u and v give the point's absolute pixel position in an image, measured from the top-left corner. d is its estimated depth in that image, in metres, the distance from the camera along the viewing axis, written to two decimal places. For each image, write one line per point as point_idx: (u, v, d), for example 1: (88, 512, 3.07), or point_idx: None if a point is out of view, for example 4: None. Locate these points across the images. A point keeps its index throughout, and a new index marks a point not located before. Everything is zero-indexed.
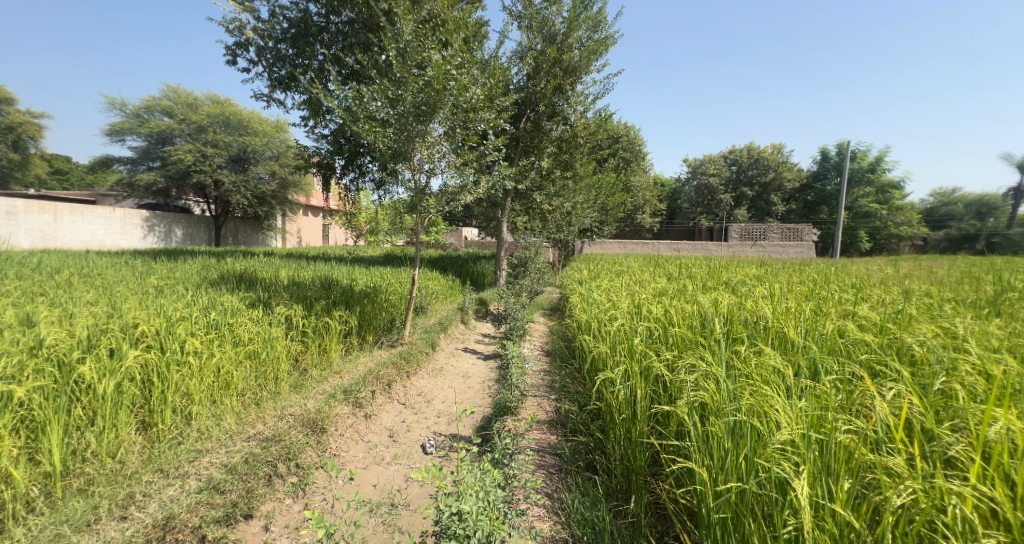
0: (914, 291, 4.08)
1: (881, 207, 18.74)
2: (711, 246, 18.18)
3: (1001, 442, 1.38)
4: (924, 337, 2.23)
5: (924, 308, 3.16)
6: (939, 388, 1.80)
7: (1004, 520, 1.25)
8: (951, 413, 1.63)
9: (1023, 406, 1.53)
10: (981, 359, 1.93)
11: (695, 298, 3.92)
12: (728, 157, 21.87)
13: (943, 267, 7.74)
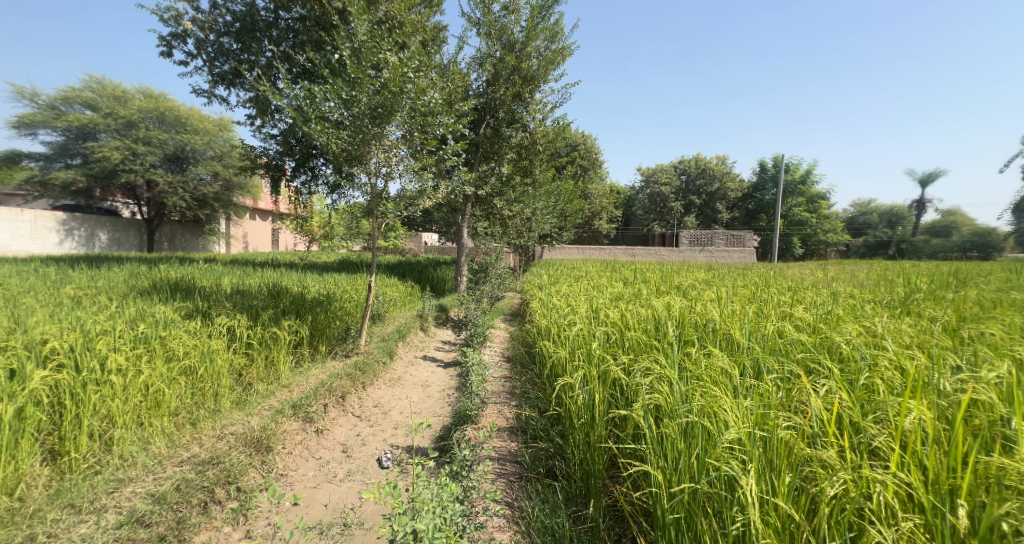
0: (842, 293, 4.43)
1: (812, 216, 20.30)
2: (664, 251, 18.93)
3: (915, 431, 1.52)
4: (850, 336, 2.43)
5: (851, 309, 3.44)
6: (863, 383, 1.96)
7: (920, 504, 1.36)
8: (874, 407, 1.77)
9: (932, 398, 1.69)
10: (897, 355, 2.13)
11: (649, 302, 4.06)
12: (678, 167, 22.93)
13: (862, 270, 8.55)
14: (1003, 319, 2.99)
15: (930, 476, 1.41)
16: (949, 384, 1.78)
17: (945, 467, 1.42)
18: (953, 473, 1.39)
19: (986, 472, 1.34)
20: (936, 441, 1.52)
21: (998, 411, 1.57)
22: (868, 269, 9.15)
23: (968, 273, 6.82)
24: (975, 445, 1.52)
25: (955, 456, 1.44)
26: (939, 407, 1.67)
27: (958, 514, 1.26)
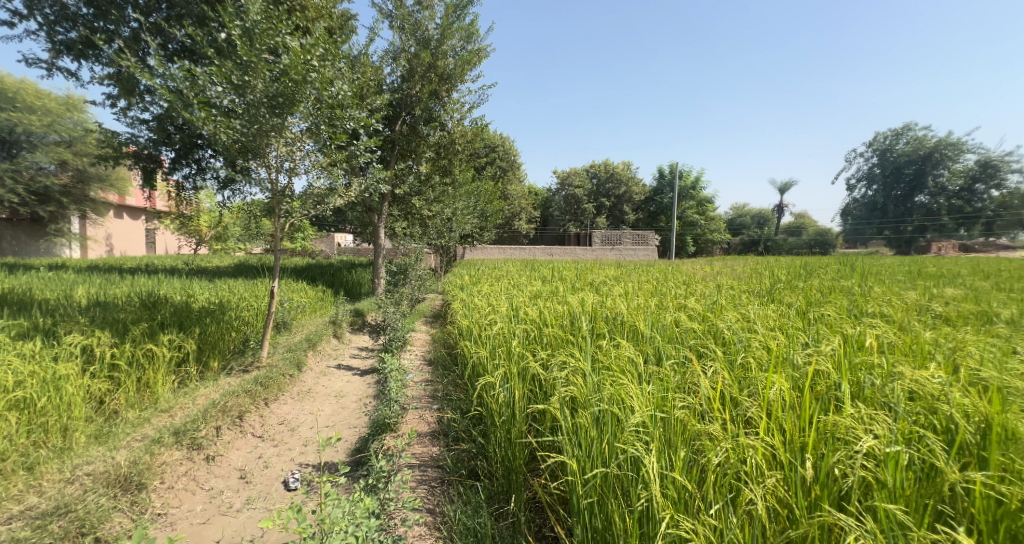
0: (725, 285, 5.04)
1: (702, 217, 22.73)
2: (579, 251, 19.90)
3: (777, 400, 1.78)
4: (732, 323, 2.76)
5: (732, 298, 3.92)
6: (741, 362, 2.25)
7: (780, 461, 1.60)
8: (749, 383, 2.04)
9: (789, 372, 2.00)
10: (766, 336, 2.47)
11: (565, 298, 4.23)
12: (590, 170, 24.24)
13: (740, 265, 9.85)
14: (839, 303, 3.64)
15: (788, 438, 1.67)
16: (801, 358, 2.12)
17: (799, 429, 1.69)
18: (804, 433, 1.66)
19: (827, 430, 1.62)
20: (792, 408, 1.80)
21: (834, 379, 1.91)
22: (744, 264, 10.59)
23: (814, 264, 8.20)
24: (819, 409, 1.83)
25: (806, 419, 1.71)
26: (795, 378, 1.99)
27: (807, 468, 1.51)
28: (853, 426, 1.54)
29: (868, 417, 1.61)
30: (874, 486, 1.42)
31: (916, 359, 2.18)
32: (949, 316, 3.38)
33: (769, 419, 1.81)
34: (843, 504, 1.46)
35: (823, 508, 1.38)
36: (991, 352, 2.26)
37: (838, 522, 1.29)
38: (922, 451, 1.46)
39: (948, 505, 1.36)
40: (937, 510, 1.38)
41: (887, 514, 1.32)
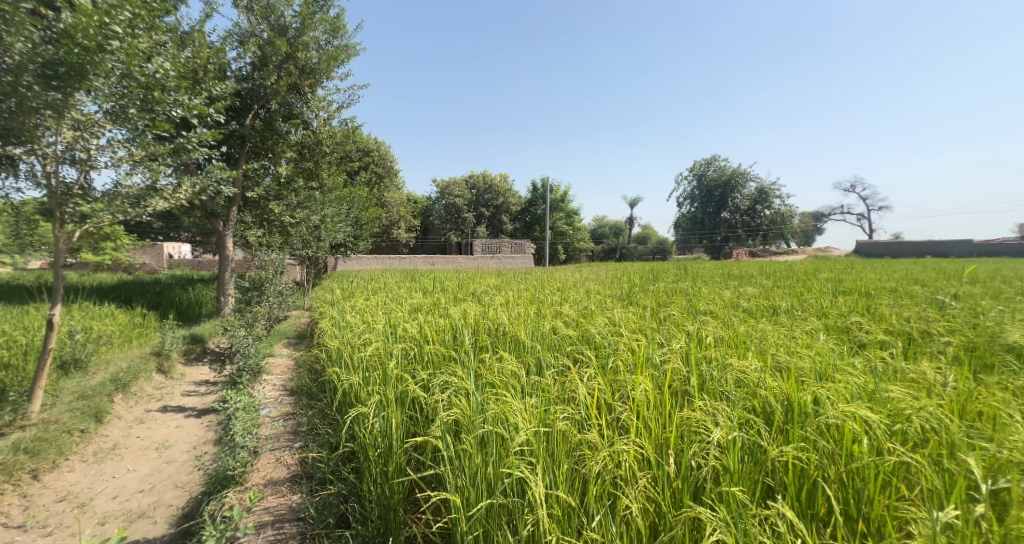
0: (594, 290, 5.44)
1: (572, 228, 24.68)
2: (460, 259, 19.89)
3: (644, 402, 1.88)
4: (603, 329, 2.91)
5: (601, 303, 4.21)
6: (612, 366, 2.34)
7: (647, 460, 1.64)
8: (620, 386, 2.13)
9: (653, 373, 2.15)
10: (631, 339, 2.65)
11: (446, 311, 4.06)
12: (470, 180, 24.53)
13: (604, 271, 10.90)
14: (680, 303, 4.16)
15: (653, 437, 1.74)
16: (658, 358, 2.30)
17: (661, 426, 1.79)
18: (666, 430, 1.76)
19: (682, 424, 1.73)
20: (656, 407, 1.91)
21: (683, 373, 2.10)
22: (605, 270, 11.79)
23: (659, 269, 9.47)
24: (675, 404, 1.97)
25: (668, 417, 1.82)
26: (656, 378, 2.14)
27: (671, 464, 1.58)
28: (702, 419, 1.66)
29: (712, 408, 1.78)
30: (721, 473, 1.51)
31: (738, 350, 2.54)
32: (754, 310, 4.12)
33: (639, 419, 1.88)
34: (699, 495, 1.54)
35: (687, 503, 1.44)
36: (784, 339, 2.76)
37: (698, 515, 1.32)
38: (751, 434, 1.62)
39: (771, 479, 1.50)
40: (764, 486, 1.51)
41: (731, 497, 1.41)
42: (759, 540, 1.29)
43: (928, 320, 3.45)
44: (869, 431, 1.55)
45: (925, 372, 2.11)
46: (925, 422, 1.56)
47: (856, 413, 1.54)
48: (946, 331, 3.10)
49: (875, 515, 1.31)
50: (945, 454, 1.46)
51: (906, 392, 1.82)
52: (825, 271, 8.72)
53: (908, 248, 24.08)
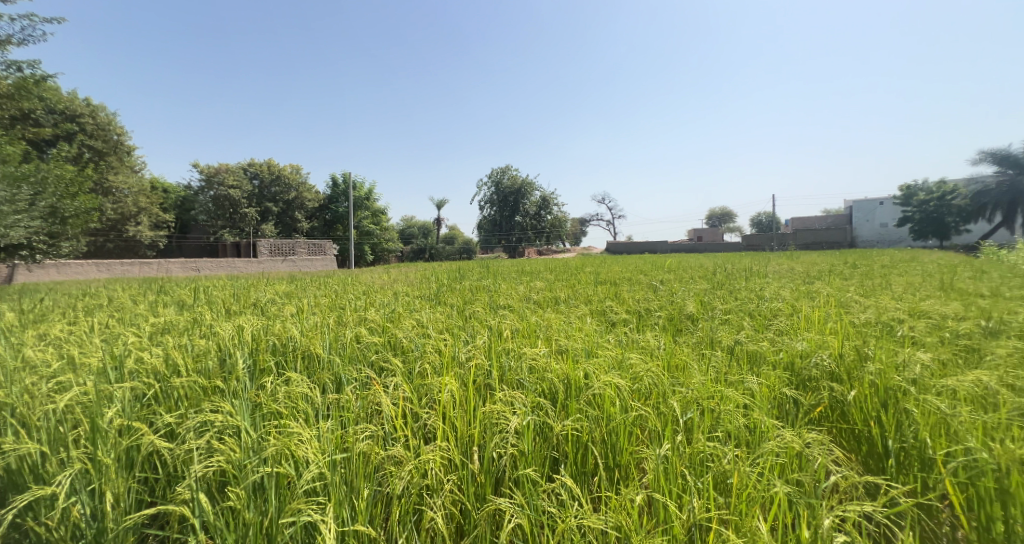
0: (400, 292, 5.25)
1: (377, 227, 23.38)
2: (237, 262, 16.45)
3: (448, 402, 1.77)
4: (410, 332, 2.71)
5: (407, 305, 4.08)
6: (418, 371, 2.15)
7: (451, 462, 1.55)
8: (427, 388, 1.96)
9: (459, 374, 2.09)
10: (438, 341, 2.57)
11: (212, 328, 3.21)
12: (248, 169, 20.82)
13: (410, 272, 10.80)
14: (482, 300, 4.38)
15: (458, 437, 1.66)
16: (464, 356, 2.28)
17: (465, 424, 1.72)
18: (469, 426, 1.70)
19: (485, 418, 1.71)
20: (461, 405, 1.84)
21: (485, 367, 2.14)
22: (410, 270, 11.70)
23: (463, 268, 9.94)
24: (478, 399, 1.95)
25: (472, 412, 1.77)
26: (461, 376, 2.10)
27: (475, 459, 1.54)
28: (502, 409, 1.68)
29: (510, 397, 1.83)
30: (518, 458, 1.53)
31: (530, 338, 2.80)
32: (542, 301, 4.68)
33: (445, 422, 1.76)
34: (499, 486, 1.52)
35: (489, 495, 1.41)
36: (563, 325, 3.19)
37: (498, 505, 1.31)
38: (541, 416, 1.71)
39: (556, 452, 1.62)
40: (551, 459, 1.61)
41: (526, 479, 1.44)
42: (546, 511, 1.34)
43: (650, 300, 4.56)
44: (620, 395, 1.86)
45: (649, 339, 2.74)
46: (649, 379, 2.00)
47: (613, 382, 1.85)
48: (658, 307, 4.14)
49: (626, 461, 1.55)
50: (662, 400, 1.88)
51: (640, 358, 2.29)
52: (590, 265, 10.82)
53: (637, 248, 32.08)
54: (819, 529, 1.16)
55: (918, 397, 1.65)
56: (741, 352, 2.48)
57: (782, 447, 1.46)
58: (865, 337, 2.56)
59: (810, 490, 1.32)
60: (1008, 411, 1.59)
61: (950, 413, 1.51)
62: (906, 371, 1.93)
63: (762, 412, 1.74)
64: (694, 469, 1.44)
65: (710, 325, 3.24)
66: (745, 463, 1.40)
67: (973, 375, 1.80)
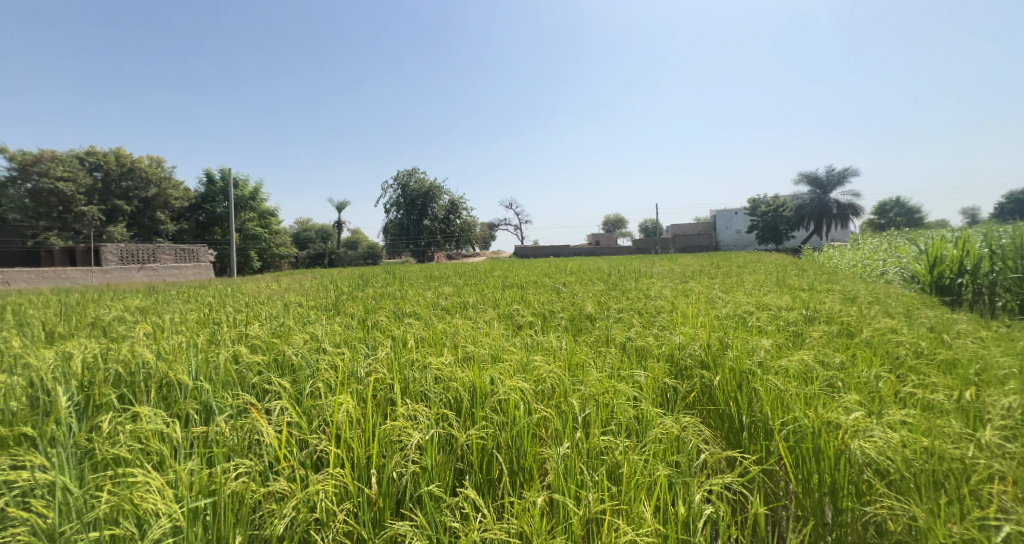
0: (291, 302, 4.73)
1: (265, 231, 20.73)
2: (71, 271, 13.36)
3: (344, 423, 1.56)
4: (301, 347, 2.33)
5: (299, 317, 3.69)
6: (309, 391, 1.82)
7: (344, 490, 1.37)
8: (318, 410, 1.66)
9: (356, 389, 1.84)
10: (334, 353, 2.28)
11: (28, 358, 2.53)
12: (87, 159, 17.41)
13: (304, 279, 9.86)
14: (387, 308, 4.16)
15: (352, 461, 1.47)
16: (363, 370, 2.01)
17: (363, 446, 1.51)
18: (367, 449, 1.50)
19: (383, 436, 1.54)
20: (359, 426, 1.61)
21: (387, 379, 1.95)
22: (306, 278, 10.74)
23: (365, 275, 9.41)
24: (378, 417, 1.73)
25: (370, 431, 1.57)
26: (358, 391, 1.85)
27: (372, 484, 1.38)
28: (404, 425, 1.54)
29: (413, 411, 1.69)
30: (419, 476, 1.44)
31: (436, 347, 2.72)
32: (450, 307, 4.61)
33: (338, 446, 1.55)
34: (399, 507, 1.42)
35: (388, 519, 1.30)
36: (471, 331, 3.17)
37: (397, 530, 1.22)
38: (445, 427, 1.63)
39: (461, 463, 1.57)
40: (456, 470, 1.56)
41: (427, 497, 1.37)
42: (449, 527, 1.30)
43: (554, 302, 4.76)
44: (524, 398, 1.89)
45: (552, 341, 2.85)
46: (552, 380, 2.07)
47: (517, 386, 1.87)
48: (561, 309, 4.34)
49: (529, 464, 1.56)
50: (563, 399, 1.95)
51: (543, 360, 2.36)
52: (497, 270, 11.00)
53: (541, 252, 33.46)
54: (692, 505, 1.30)
55: (763, 377, 1.96)
56: (631, 348, 2.70)
57: (664, 434, 1.62)
58: (725, 328, 2.97)
59: (685, 469, 1.48)
60: (823, 383, 1.96)
61: (783, 390, 1.81)
62: (754, 355, 2.28)
63: (648, 402, 1.90)
64: (591, 463, 1.51)
65: (606, 324, 3.48)
66: (634, 452, 1.52)
67: (799, 354, 2.18)
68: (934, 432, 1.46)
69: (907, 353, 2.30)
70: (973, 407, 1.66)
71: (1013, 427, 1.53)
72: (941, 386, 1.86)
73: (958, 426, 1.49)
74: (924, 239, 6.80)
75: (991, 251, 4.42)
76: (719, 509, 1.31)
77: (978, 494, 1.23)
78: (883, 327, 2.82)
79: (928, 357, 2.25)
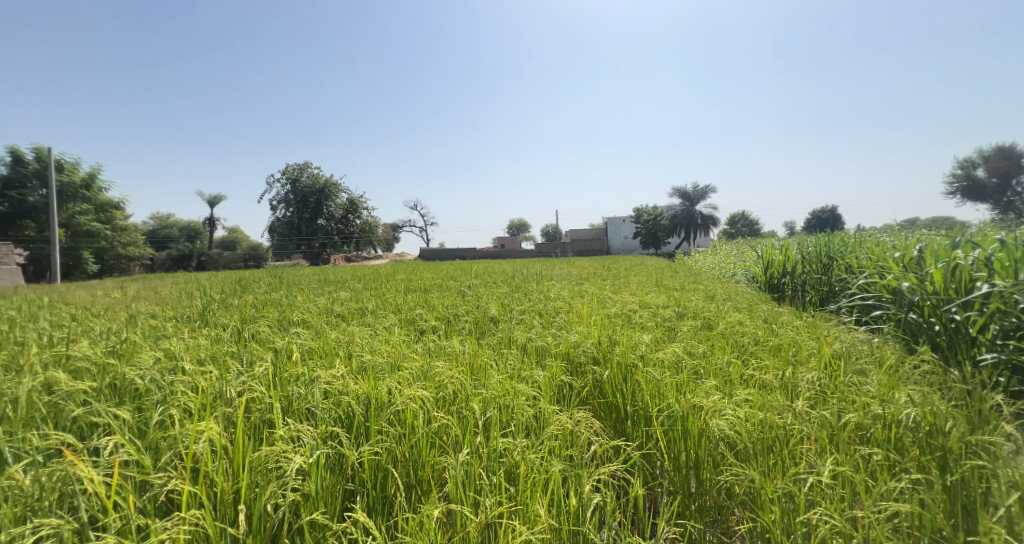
0: (138, 314, 3.95)
1: (105, 227, 17.14)
2: None
3: (204, 454, 1.33)
4: (149, 368, 1.94)
5: (148, 331, 3.09)
6: (157, 421, 1.52)
7: (202, 535, 1.16)
8: (169, 442, 1.38)
9: (221, 412, 1.59)
10: (194, 372, 1.94)
11: None
12: None
13: (159, 286, 8.35)
14: (269, 316, 3.73)
15: (215, 498, 1.26)
16: (233, 390, 1.75)
17: (229, 479, 1.30)
18: (236, 481, 1.30)
19: (256, 465, 1.35)
20: (227, 455, 1.39)
21: (264, 398, 1.72)
22: (162, 284, 9.10)
23: (241, 279, 8.30)
24: (252, 443, 1.52)
25: (239, 460, 1.37)
26: (225, 415, 1.60)
27: (241, 522, 1.20)
28: (284, 449, 1.38)
29: (295, 432, 1.52)
30: (300, 505, 1.29)
31: (327, 358, 2.50)
32: (345, 314, 4.29)
33: (195, 482, 1.32)
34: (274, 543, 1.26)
35: None
36: (368, 339, 2.99)
37: None
38: (333, 446, 1.50)
39: (351, 483, 1.46)
40: (345, 492, 1.44)
41: (309, 528, 1.23)
42: None
43: (457, 306, 4.72)
44: (423, 406, 1.82)
45: (455, 345, 2.81)
46: (453, 386, 2.03)
47: (416, 395, 1.80)
48: (464, 312, 4.32)
49: (427, 475, 1.51)
50: (463, 404, 1.92)
51: (444, 366, 2.31)
52: (398, 273, 10.60)
53: (445, 255, 33.07)
54: (584, 496, 1.37)
55: (644, 369, 2.16)
56: (531, 348, 2.78)
57: (559, 429, 1.69)
58: (614, 326, 3.23)
59: (578, 462, 1.56)
60: (690, 371, 2.23)
61: (660, 380, 2.02)
62: (637, 350, 2.52)
63: (545, 400, 1.97)
64: (490, 467, 1.51)
65: (508, 326, 3.55)
66: (532, 451, 1.55)
67: (672, 347, 2.46)
68: (767, 406, 1.75)
69: (749, 341, 2.74)
70: (792, 382, 2.03)
71: (815, 395, 1.92)
72: (770, 366, 2.25)
73: (784, 400, 1.80)
74: (762, 245, 8.21)
75: (803, 255, 5.52)
76: (606, 496, 1.40)
77: (797, 455, 1.49)
78: (734, 320, 3.32)
79: (765, 344, 2.70)
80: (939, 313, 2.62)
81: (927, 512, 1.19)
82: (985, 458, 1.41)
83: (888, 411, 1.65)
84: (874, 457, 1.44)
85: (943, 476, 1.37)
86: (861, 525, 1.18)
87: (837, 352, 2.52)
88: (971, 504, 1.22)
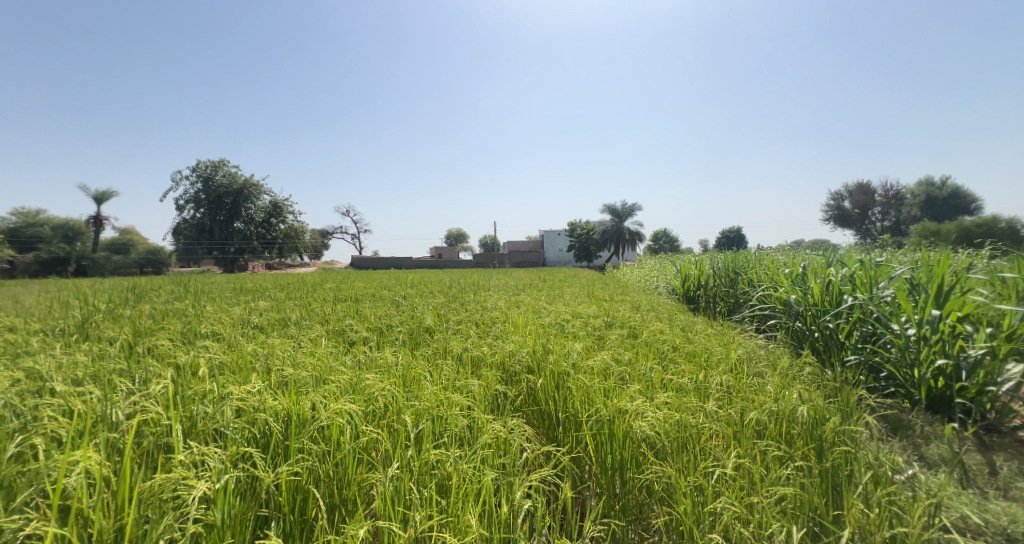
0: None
1: None
2: None
3: (78, 487, 1.14)
4: (5, 392, 1.63)
5: (5, 348, 2.61)
6: (14, 454, 1.28)
7: None
8: (31, 477, 1.17)
9: (103, 439, 1.38)
10: (66, 396, 1.66)
11: None
12: None
13: (24, 295, 7.12)
14: (170, 329, 3.33)
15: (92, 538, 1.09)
16: (119, 415, 1.53)
17: (111, 515, 1.14)
18: (120, 516, 1.14)
19: (147, 495, 1.20)
20: (109, 487, 1.22)
21: (160, 422, 1.52)
22: (29, 292, 7.75)
23: (134, 287, 7.33)
24: (144, 471, 1.34)
25: (125, 491, 1.19)
26: (109, 441, 1.40)
27: None
28: (183, 476, 1.23)
29: (199, 455, 1.37)
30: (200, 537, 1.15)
31: (241, 374, 2.29)
32: (264, 326, 3.97)
33: (64, 522, 1.13)
34: None
35: None
36: (290, 351, 2.79)
37: None
38: (245, 469, 1.38)
39: (265, 508, 1.35)
40: (258, 519, 1.33)
41: None
42: None
43: (391, 316, 4.57)
44: (352, 421, 1.73)
45: (387, 356, 2.72)
46: (384, 398, 1.96)
47: (344, 408, 1.71)
48: (398, 322, 4.19)
49: (353, 494, 1.43)
50: (394, 417, 1.86)
51: (374, 378, 2.22)
52: (328, 281, 10.10)
53: (378, 264, 31.95)
54: (514, 504, 1.38)
55: (574, 377, 2.24)
56: (467, 358, 2.77)
57: (493, 438, 1.69)
58: (547, 335, 3.32)
59: (510, 469, 1.57)
60: (617, 377, 2.35)
61: (590, 387, 2.10)
62: (568, 358, 2.61)
63: (479, 411, 1.95)
64: (421, 479, 1.47)
65: (443, 336, 3.51)
66: (464, 461, 1.54)
67: (601, 355, 2.58)
68: (683, 407, 1.89)
69: (668, 348, 2.95)
70: (704, 385, 2.22)
71: (722, 396, 2.11)
72: (686, 371, 2.44)
73: (697, 402, 1.95)
74: (680, 261, 8.97)
75: (714, 269, 6.09)
76: (536, 502, 1.42)
77: (706, 451, 1.63)
78: (655, 329, 3.56)
79: (681, 350, 2.92)
80: (818, 322, 3.02)
81: (807, 495, 1.35)
82: (852, 444, 1.65)
83: (780, 408, 1.86)
84: (768, 450, 1.61)
85: (819, 462, 1.58)
86: (757, 510, 1.31)
87: (740, 357, 2.79)
88: (842, 486, 1.41)
